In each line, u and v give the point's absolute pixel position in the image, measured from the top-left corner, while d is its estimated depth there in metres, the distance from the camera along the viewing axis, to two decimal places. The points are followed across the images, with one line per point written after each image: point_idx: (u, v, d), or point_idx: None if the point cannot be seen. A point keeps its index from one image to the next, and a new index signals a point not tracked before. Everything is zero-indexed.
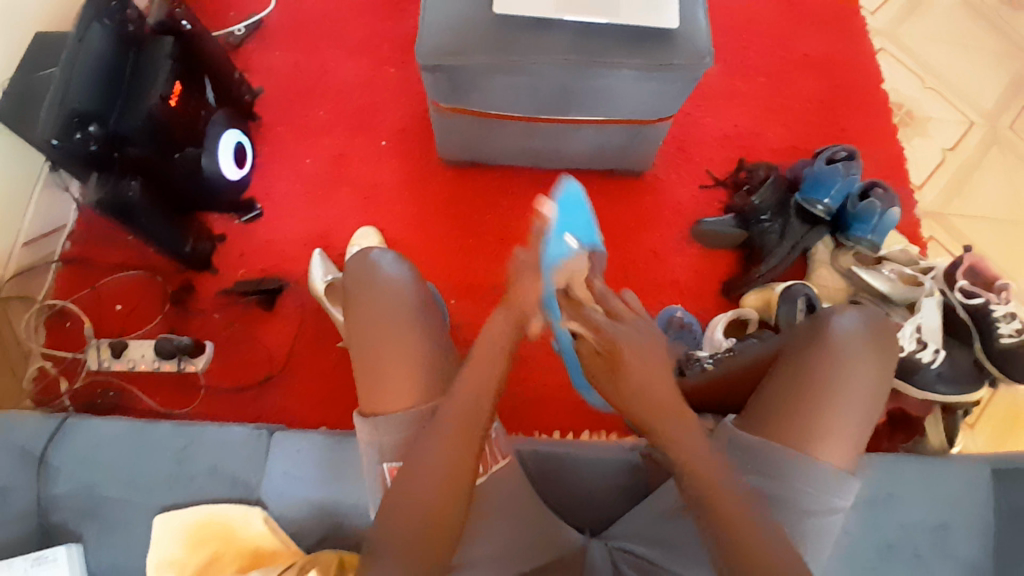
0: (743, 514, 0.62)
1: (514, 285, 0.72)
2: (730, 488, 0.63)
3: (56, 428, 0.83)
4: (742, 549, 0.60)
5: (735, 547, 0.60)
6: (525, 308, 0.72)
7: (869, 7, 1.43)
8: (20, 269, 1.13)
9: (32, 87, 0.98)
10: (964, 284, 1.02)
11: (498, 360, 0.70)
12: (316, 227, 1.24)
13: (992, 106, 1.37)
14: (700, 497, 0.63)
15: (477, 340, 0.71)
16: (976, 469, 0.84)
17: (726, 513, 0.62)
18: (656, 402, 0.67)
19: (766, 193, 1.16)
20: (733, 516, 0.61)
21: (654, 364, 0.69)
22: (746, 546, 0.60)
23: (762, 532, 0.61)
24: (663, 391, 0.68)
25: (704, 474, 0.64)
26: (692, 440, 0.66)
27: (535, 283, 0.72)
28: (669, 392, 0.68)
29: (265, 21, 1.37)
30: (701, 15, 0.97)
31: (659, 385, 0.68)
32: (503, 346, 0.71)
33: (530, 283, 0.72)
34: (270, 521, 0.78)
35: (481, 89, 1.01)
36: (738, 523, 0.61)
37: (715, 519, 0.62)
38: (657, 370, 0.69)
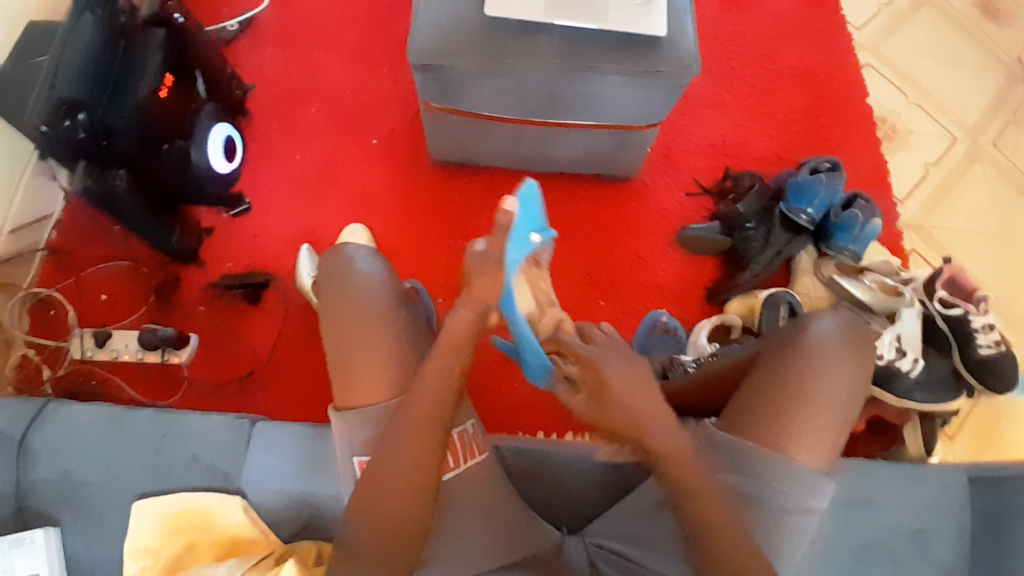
0: (724, 523, 0.63)
1: (475, 277, 0.69)
2: (711, 496, 0.64)
3: (35, 414, 0.83)
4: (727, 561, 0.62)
5: (722, 560, 0.62)
6: (487, 297, 0.69)
7: (855, 22, 1.45)
8: (5, 257, 1.12)
9: (21, 75, 0.98)
10: (942, 294, 1.03)
11: (462, 352, 0.68)
12: (304, 224, 1.24)
13: (974, 122, 1.39)
14: (683, 501, 0.64)
15: (441, 331, 0.68)
16: (952, 475, 0.86)
17: (711, 522, 0.63)
18: (639, 413, 0.65)
19: (750, 201, 1.18)
20: (719, 527, 0.63)
21: (635, 380, 0.67)
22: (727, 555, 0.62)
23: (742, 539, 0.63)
24: (644, 404, 0.66)
25: (687, 482, 0.64)
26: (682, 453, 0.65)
27: (494, 275, 0.69)
28: (647, 394, 0.66)
29: (258, 17, 1.37)
30: (689, 23, 0.99)
31: (640, 401, 0.66)
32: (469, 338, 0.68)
33: (492, 275, 0.69)
34: (250, 511, 0.78)
35: (471, 90, 1.02)
36: (723, 533, 0.62)
37: (696, 526, 0.63)
38: (637, 383, 0.66)
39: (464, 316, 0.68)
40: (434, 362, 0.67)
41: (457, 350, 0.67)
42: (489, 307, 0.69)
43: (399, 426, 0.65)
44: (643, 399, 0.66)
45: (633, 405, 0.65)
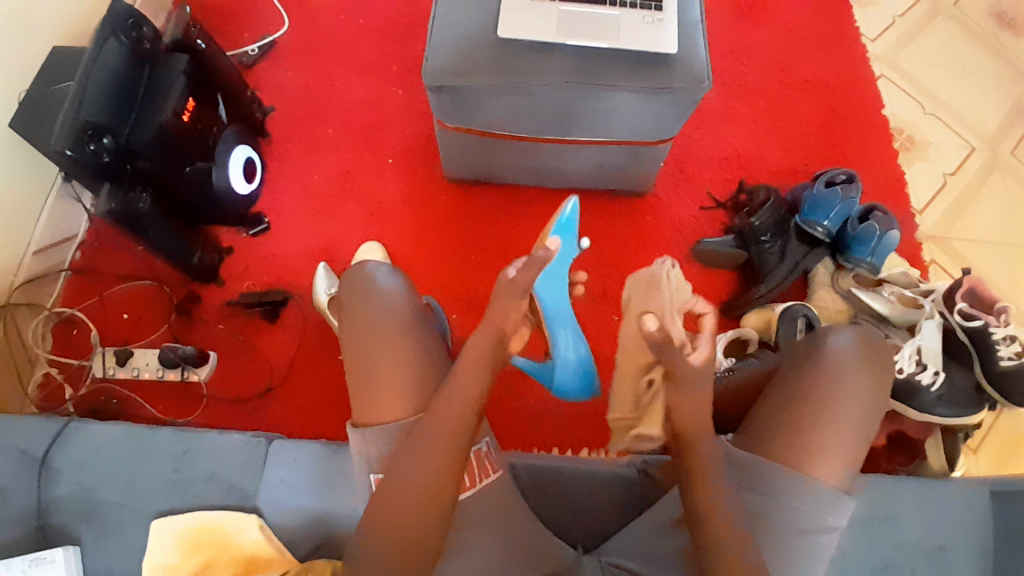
0: (736, 529, 0.64)
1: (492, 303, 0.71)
2: (730, 504, 0.65)
3: (58, 431, 0.85)
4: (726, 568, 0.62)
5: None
6: (501, 322, 0.70)
7: (869, 34, 1.45)
8: (30, 277, 1.14)
9: (49, 99, 1.00)
10: (964, 306, 1.00)
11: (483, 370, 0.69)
12: (321, 242, 1.26)
13: (993, 131, 1.38)
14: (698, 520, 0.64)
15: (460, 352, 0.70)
16: (975, 493, 0.84)
17: (717, 529, 0.63)
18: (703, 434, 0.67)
19: (766, 214, 1.14)
20: (719, 534, 0.63)
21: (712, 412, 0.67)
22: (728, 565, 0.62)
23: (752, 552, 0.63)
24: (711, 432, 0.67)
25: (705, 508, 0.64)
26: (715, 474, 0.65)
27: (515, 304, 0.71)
28: (711, 422, 0.67)
29: (277, 40, 1.40)
30: (701, 39, 0.99)
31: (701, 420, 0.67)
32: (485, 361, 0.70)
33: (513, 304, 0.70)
34: (266, 530, 0.79)
35: (485, 109, 1.04)
36: (729, 539, 0.63)
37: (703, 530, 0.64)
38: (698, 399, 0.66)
39: (479, 335, 0.70)
40: (462, 371, 0.68)
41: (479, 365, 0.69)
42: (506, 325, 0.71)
43: (420, 445, 0.65)
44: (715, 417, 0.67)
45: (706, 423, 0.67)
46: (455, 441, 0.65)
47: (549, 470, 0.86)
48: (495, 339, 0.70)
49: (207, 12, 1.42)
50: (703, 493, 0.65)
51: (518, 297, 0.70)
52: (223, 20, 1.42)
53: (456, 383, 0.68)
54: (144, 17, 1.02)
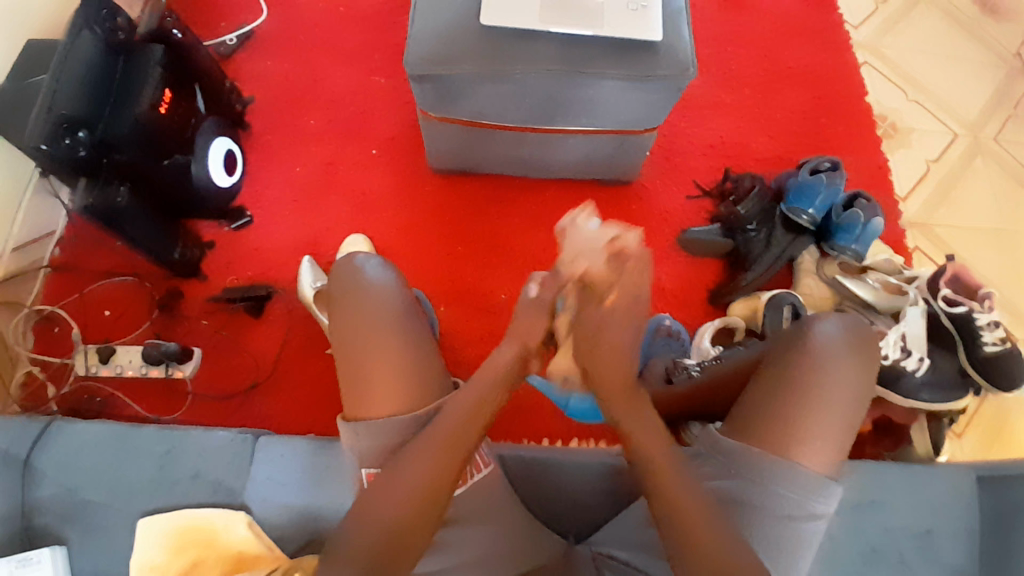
0: (694, 496, 0.65)
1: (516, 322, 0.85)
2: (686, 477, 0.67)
3: (40, 432, 0.83)
4: (686, 540, 0.63)
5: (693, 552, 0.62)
6: (526, 334, 0.82)
7: (853, 21, 1.45)
8: (8, 274, 1.12)
9: (24, 93, 0.98)
10: (947, 293, 1.02)
11: (501, 380, 0.76)
12: (306, 235, 1.24)
13: (975, 118, 1.39)
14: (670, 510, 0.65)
15: (483, 365, 0.77)
16: (959, 475, 0.85)
17: (676, 499, 0.65)
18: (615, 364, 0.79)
19: (751, 203, 1.15)
20: (672, 494, 0.65)
21: (625, 319, 0.82)
22: (688, 538, 0.63)
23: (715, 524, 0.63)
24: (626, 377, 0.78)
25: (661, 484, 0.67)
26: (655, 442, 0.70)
27: (534, 320, 0.84)
28: (628, 378, 0.78)
29: (256, 30, 1.38)
30: (686, 26, 0.98)
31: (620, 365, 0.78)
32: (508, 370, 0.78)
33: (533, 318, 0.84)
34: (254, 527, 0.78)
35: (469, 98, 1.03)
36: (684, 506, 0.64)
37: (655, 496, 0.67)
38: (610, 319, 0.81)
39: (508, 349, 0.80)
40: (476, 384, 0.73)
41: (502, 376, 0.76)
42: (530, 342, 0.82)
43: (421, 445, 0.66)
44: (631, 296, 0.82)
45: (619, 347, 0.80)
46: (459, 442, 0.67)
47: (540, 463, 0.85)
48: (517, 355, 0.80)
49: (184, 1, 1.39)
50: (650, 454, 0.69)
51: (536, 310, 0.85)
52: (201, 9, 1.39)
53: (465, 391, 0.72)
54: (118, 8, 1.02)
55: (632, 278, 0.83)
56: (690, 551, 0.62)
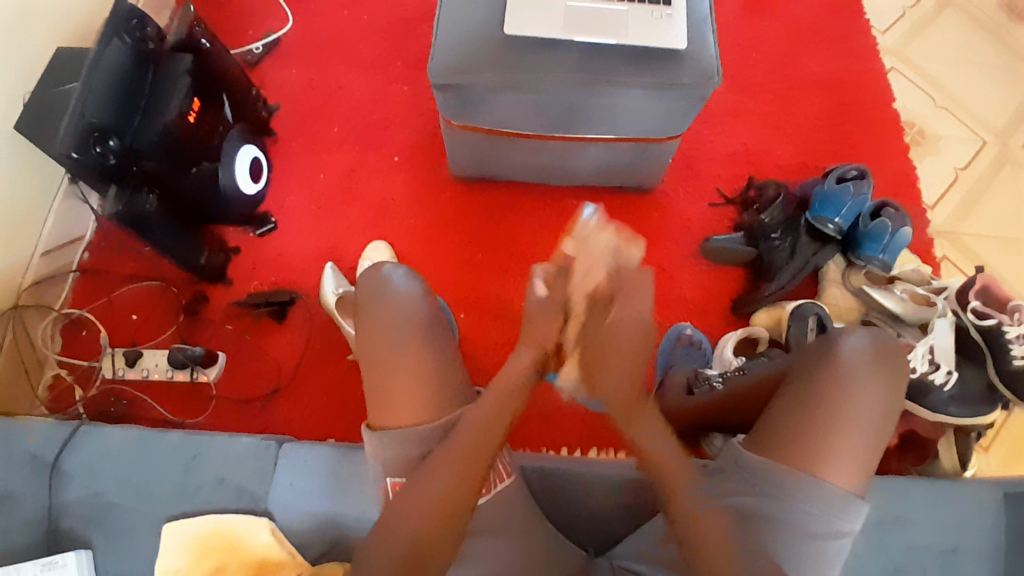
0: (715, 517, 0.66)
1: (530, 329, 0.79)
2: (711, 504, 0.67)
3: (68, 436, 0.85)
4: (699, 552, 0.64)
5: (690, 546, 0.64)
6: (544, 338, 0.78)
7: (879, 26, 1.43)
8: (39, 279, 1.14)
9: (52, 102, 1.00)
10: (976, 305, 1.00)
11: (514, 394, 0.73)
12: (329, 241, 1.25)
13: (1004, 124, 1.36)
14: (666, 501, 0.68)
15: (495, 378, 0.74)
16: (986, 491, 0.83)
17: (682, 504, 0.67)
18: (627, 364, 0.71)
19: (776, 211, 1.14)
20: (683, 511, 0.66)
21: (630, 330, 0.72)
22: (700, 551, 0.64)
23: (723, 538, 0.64)
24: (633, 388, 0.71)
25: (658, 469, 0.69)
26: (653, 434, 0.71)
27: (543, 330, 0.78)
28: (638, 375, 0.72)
29: (281, 38, 1.39)
30: (710, 34, 0.98)
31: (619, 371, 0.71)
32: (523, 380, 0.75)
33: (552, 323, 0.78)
34: (277, 533, 0.79)
35: (491, 107, 1.03)
36: (696, 518, 0.65)
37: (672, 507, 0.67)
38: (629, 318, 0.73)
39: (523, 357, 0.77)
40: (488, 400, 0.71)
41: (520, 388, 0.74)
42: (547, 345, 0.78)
43: (441, 460, 0.66)
44: (631, 322, 0.72)
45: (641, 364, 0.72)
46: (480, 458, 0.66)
47: (560, 476, 0.85)
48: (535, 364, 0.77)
49: (211, 11, 1.42)
50: (664, 470, 0.69)
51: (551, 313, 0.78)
52: (227, 18, 1.42)
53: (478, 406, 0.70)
54: (147, 17, 1.03)
55: (633, 301, 0.72)
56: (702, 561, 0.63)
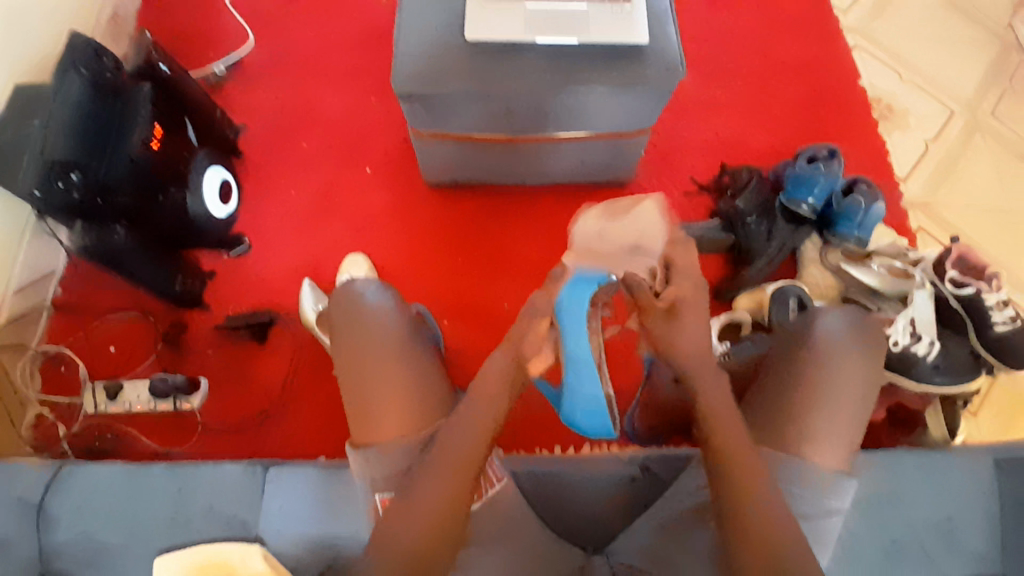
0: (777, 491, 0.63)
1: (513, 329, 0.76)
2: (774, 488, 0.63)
3: (52, 476, 0.84)
4: (765, 543, 0.59)
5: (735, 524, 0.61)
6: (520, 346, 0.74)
7: (840, 6, 1.44)
8: (14, 316, 1.13)
9: (15, 140, 0.98)
10: (953, 275, 1.01)
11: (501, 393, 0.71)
12: (305, 258, 1.24)
13: (969, 95, 1.37)
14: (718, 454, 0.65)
15: (478, 375, 0.72)
16: (976, 460, 0.84)
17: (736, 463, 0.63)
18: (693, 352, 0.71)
19: (750, 196, 1.17)
20: (752, 487, 0.62)
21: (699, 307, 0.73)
22: (750, 523, 0.61)
23: (783, 521, 0.60)
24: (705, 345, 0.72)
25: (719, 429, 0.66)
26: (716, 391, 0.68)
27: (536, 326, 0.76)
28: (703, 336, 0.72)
29: (244, 57, 1.38)
30: (672, 26, 0.98)
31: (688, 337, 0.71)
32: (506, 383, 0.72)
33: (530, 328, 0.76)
34: (269, 559, 0.76)
35: (459, 113, 1.02)
36: (755, 495, 0.62)
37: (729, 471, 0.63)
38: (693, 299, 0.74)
39: (500, 353, 0.73)
40: (476, 396, 0.70)
41: (499, 387, 0.71)
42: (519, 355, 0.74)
43: (425, 469, 0.66)
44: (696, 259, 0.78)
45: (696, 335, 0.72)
46: (469, 460, 0.66)
47: (553, 475, 0.85)
48: (513, 360, 0.73)
49: (171, 35, 1.40)
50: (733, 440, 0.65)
51: (539, 317, 0.76)
52: (188, 40, 1.40)
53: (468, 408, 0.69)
54: (104, 49, 1.02)
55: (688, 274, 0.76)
56: (751, 546, 0.60)
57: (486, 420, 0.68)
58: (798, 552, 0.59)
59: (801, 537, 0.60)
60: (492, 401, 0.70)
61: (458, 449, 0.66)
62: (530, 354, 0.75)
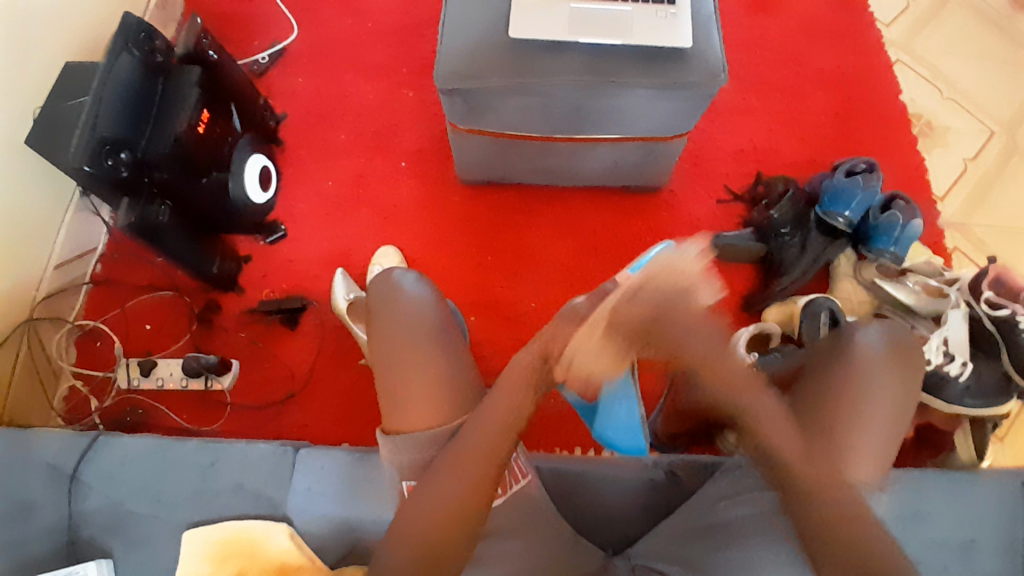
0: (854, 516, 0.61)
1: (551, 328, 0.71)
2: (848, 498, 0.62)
3: (87, 445, 0.86)
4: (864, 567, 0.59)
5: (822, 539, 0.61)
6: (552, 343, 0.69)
7: (883, 19, 1.43)
8: (53, 291, 1.15)
9: (61, 115, 1.01)
10: (989, 296, 0.99)
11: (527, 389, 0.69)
12: (338, 247, 1.26)
13: (1011, 115, 1.35)
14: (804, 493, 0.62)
15: (503, 371, 0.71)
16: (1006, 482, 0.83)
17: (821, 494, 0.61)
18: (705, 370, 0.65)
19: (785, 206, 1.15)
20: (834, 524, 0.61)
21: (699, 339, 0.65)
22: (836, 549, 0.61)
23: (853, 531, 0.60)
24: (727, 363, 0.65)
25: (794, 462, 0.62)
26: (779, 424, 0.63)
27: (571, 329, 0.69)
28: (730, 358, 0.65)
29: (287, 48, 1.40)
30: (715, 31, 0.98)
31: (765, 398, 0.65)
32: (533, 376, 0.70)
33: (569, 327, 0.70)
34: (295, 537, 0.80)
35: (498, 110, 1.03)
36: (823, 497, 0.61)
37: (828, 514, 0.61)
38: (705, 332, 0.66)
39: (527, 350, 0.71)
40: (503, 388, 0.69)
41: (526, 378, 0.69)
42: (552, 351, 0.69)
43: (451, 463, 0.66)
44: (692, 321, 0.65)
45: (702, 343, 0.65)
46: (494, 448, 0.66)
47: (579, 477, 0.85)
48: (540, 354, 0.70)
49: (218, 22, 1.43)
50: (808, 476, 0.62)
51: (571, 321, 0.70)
52: (232, 28, 1.43)
53: (495, 402, 0.68)
54: (155, 30, 1.05)
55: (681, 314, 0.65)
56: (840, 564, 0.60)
57: (512, 412, 0.68)
58: (869, 557, 0.60)
59: (873, 540, 0.61)
60: (518, 391, 0.68)
61: (484, 437, 0.66)
62: (560, 351, 0.70)
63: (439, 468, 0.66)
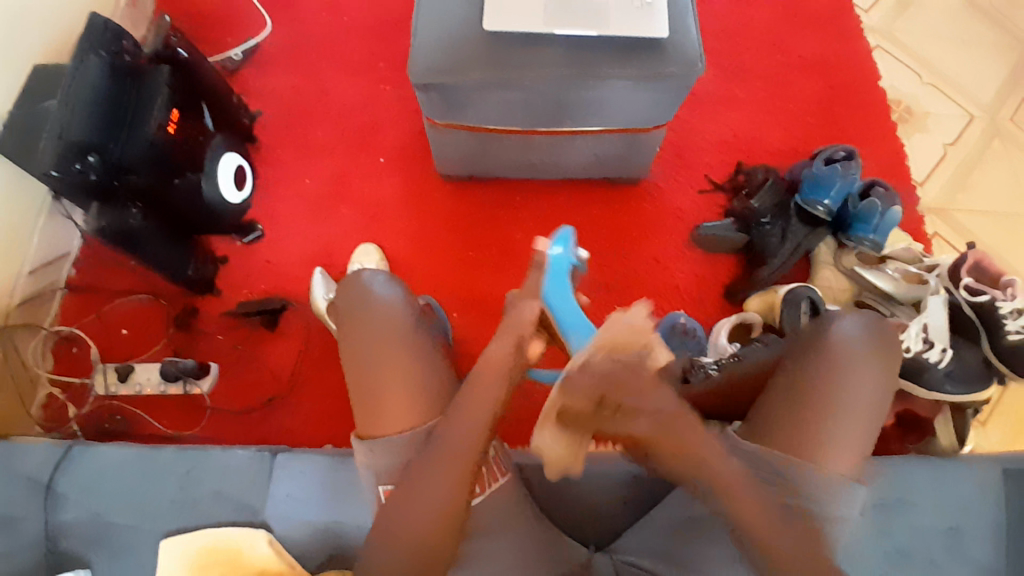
0: (761, 513, 0.62)
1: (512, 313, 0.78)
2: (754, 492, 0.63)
3: (63, 455, 0.85)
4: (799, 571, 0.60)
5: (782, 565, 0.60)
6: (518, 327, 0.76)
7: (863, 5, 1.42)
8: (27, 297, 1.13)
9: (30, 118, 0.99)
10: (969, 282, 0.99)
11: (501, 382, 0.71)
12: (317, 246, 1.25)
13: (991, 99, 1.36)
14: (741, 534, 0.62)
15: (478, 364, 0.72)
16: (986, 469, 0.83)
17: (759, 522, 0.62)
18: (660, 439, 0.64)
19: (765, 196, 1.16)
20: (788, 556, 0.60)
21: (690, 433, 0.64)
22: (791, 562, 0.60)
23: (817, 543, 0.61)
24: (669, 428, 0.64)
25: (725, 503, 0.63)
26: (702, 445, 0.64)
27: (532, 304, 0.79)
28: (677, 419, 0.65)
29: (261, 44, 1.38)
30: (692, 20, 0.97)
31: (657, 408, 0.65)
32: (506, 367, 0.72)
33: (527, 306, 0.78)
34: (275, 543, 0.79)
35: (476, 103, 1.01)
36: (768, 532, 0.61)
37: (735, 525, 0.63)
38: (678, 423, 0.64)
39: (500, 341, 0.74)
40: (479, 380, 0.70)
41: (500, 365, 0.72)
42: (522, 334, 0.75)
43: (432, 461, 0.65)
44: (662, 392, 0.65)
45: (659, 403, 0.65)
46: (472, 445, 0.66)
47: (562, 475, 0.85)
48: (513, 345, 0.74)
49: (189, 19, 1.40)
50: (717, 476, 0.63)
51: (530, 300, 0.79)
52: (205, 25, 1.40)
53: (467, 399, 0.68)
54: (123, 31, 1.02)
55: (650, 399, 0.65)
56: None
57: (486, 407, 0.68)
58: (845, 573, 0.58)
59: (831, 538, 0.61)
60: (492, 385, 0.70)
61: (463, 436, 0.66)
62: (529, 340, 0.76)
63: (419, 468, 0.65)
